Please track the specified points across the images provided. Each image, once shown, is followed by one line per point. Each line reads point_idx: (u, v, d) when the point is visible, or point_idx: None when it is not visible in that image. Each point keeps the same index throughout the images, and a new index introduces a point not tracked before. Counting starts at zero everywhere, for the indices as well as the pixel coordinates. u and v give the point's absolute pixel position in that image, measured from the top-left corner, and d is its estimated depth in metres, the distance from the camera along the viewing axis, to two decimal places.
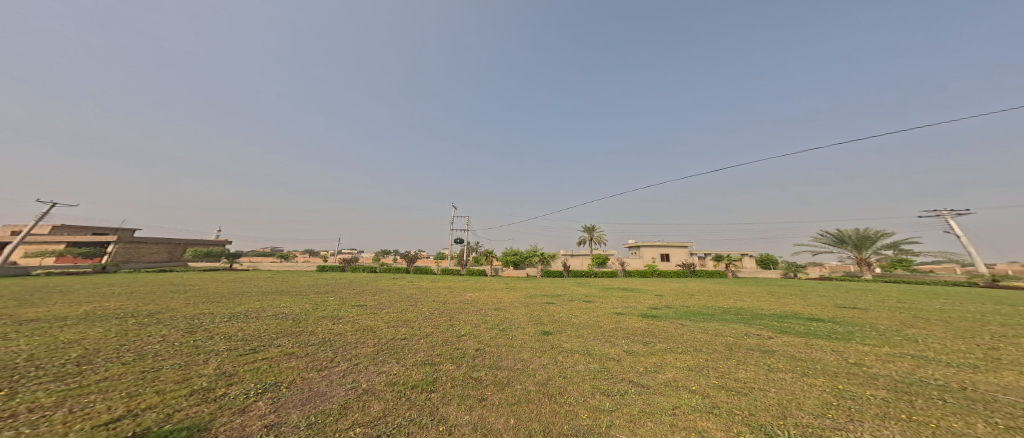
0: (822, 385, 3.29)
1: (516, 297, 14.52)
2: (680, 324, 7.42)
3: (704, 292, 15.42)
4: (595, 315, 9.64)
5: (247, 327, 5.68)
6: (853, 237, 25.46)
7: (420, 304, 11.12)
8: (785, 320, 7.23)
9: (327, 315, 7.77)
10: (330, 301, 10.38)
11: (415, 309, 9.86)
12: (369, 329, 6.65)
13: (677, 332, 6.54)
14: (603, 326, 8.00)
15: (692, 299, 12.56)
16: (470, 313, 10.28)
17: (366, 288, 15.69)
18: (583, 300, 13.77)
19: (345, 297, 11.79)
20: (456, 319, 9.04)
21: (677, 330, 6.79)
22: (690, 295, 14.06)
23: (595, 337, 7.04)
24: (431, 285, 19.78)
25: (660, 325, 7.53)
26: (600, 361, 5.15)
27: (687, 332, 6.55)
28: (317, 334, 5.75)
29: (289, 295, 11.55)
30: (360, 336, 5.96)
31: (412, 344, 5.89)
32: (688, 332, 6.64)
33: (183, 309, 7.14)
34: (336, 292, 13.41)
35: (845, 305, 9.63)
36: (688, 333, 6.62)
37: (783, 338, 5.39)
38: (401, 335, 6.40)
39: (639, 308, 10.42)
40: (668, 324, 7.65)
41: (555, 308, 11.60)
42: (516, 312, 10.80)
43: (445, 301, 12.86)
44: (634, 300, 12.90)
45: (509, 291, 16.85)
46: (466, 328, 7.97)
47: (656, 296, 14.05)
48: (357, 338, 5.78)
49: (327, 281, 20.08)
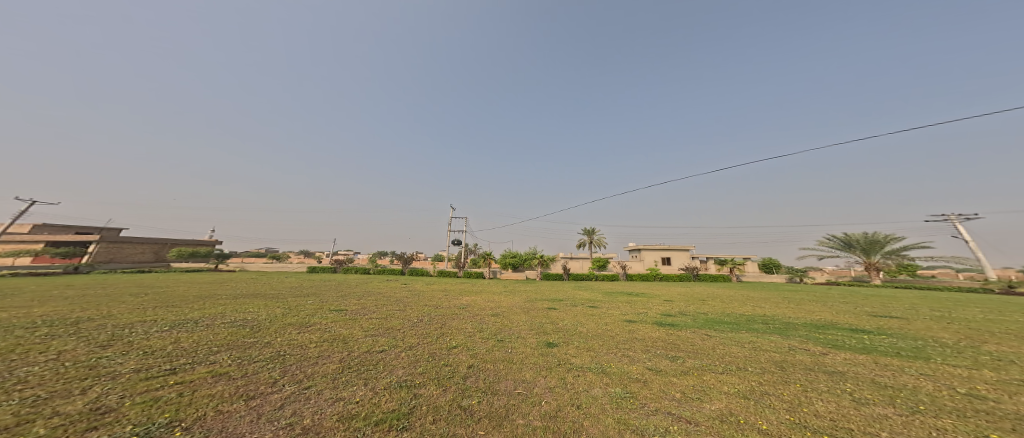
0: (957, 431, 2.30)
1: (515, 301, 13.47)
2: (706, 334, 6.43)
3: (716, 297, 14.43)
4: (604, 323, 8.62)
5: (186, 337, 4.59)
6: (862, 241, 24.57)
7: (410, 309, 10.09)
8: (827, 331, 6.26)
9: (297, 322, 6.71)
10: (308, 305, 9.31)
11: (402, 315, 8.81)
12: (342, 339, 5.61)
13: (706, 345, 5.57)
14: (615, 336, 7.01)
15: (706, 305, 11.59)
16: (465, 319, 9.25)
17: (353, 291, 14.57)
18: (588, 305, 12.80)
19: (327, 300, 10.70)
20: (447, 327, 8.00)
21: (704, 342, 5.82)
22: (703, 301, 13.06)
23: (608, 350, 6.02)
24: (425, 288, 18.69)
25: (682, 335, 6.54)
26: (621, 384, 4.14)
27: (718, 344, 5.57)
28: (274, 346, 4.69)
29: (265, 298, 10.44)
30: (327, 348, 4.91)
31: (391, 358, 4.85)
32: (718, 343, 5.68)
33: (123, 316, 6.04)
34: (320, 295, 12.30)
35: (879, 314, 8.67)
36: (719, 346, 5.63)
37: (842, 356, 4.41)
38: (380, 347, 5.35)
39: (651, 315, 9.41)
40: (692, 333, 6.65)
41: (558, 315, 10.57)
42: (515, 319, 9.77)
43: (438, 305, 11.80)
44: (643, 306, 11.91)
45: (508, 295, 15.77)
46: (458, 338, 6.93)
47: (667, 301, 13.03)
48: (322, 350, 4.73)
49: (314, 282, 18.97)
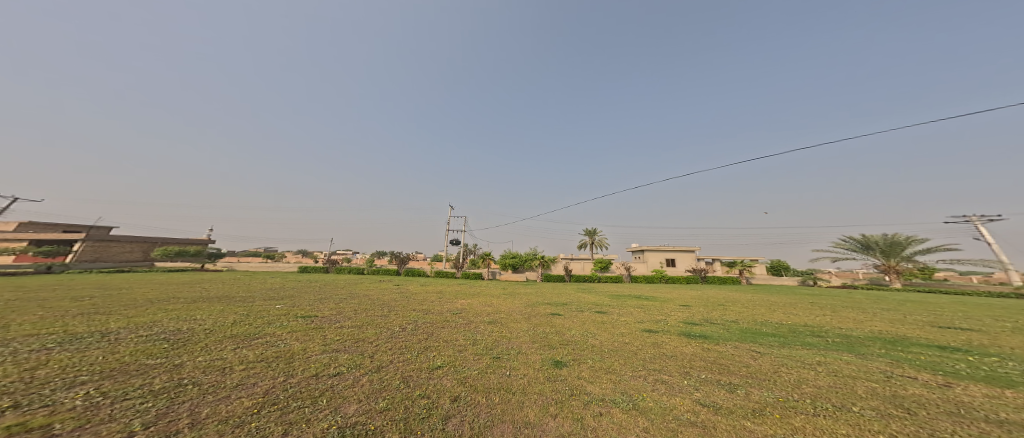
0: None
1: (515, 305, 12.16)
2: (754, 352, 5.13)
3: (735, 302, 13.14)
4: (619, 334, 7.34)
5: (52, 364, 3.27)
6: (881, 243, 23.33)
7: (395, 315, 8.80)
8: (909, 349, 4.97)
9: (245, 332, 5.40)
10: (274, 309, 8.03)
11: (382, 322, 7.54)
12: (289, 354, 4.34)
13: (764, 369, 4.26)
14: (637, 353, 5.71)
15: (730, 311, 10.29)
16: (456, 328, 7.96)
17: (337, 293, 13.27)
18: (595, 311, 11.52)
19: (301, 303, 9.42)
20: (433, 338, 6.71)
21: (757, 364, 4.53)
22: (723, 306, 11.78)
23: (633, 374, 4.71)
24: (418, 289, 17.37)
25: (723, 353, 5.24)
26: (667, 432, 2.86)
27: (779, 368, 4.28)
28: (182, 368, 3.41)
29: (230, 301, 9.17)
30: (259, 368, 3.63)
31: (345, 387, 3.56)
32: (777, 366, 4.38)
33: (14, 330, 4.74)
34: (297, 297, 11.02)
35: (943, 325, 7.38)
36: (781, 369, 4.32)
37: (981, 391, 3.10)
38: (337, 367, 4.09)
39: (673, 324, 8.11)
40: (734, 350, 5.35)
41: (565, 323, 9.24)
42: (515, 328, 8.48)
43: (428, 310, 10.50)
44: (659, 312, 10.62)
45: (507, 298, 14.44)
46: (444, 355, 5.64)
47: (685, 306, 11.69)
48: (251, 373, 3.48)
49: (298, 283, 17.63)
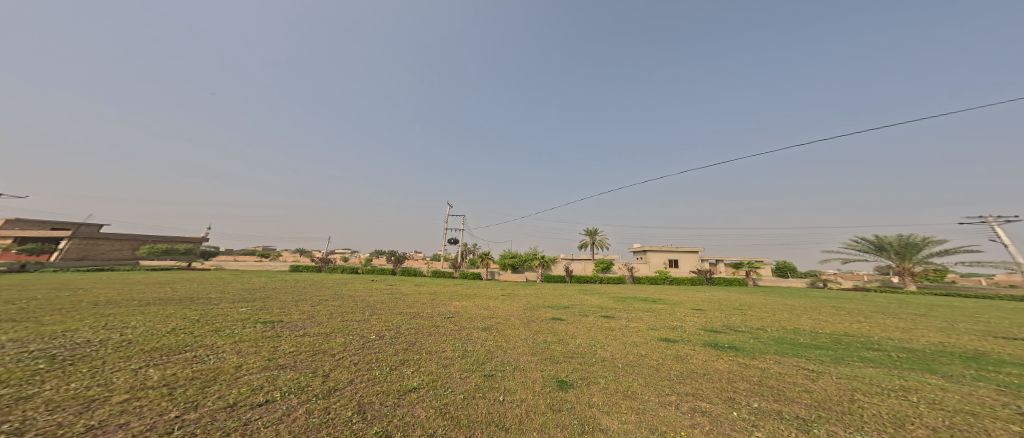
0: None
1: (513, 308, 11.13)
2: (808, 368, 4.10)
3: (752, 306, 12.11)
4: (632, 344, 6.35)
5: None
6: (896, 245, 22.29)
7: (377, 319, 7.81)
8: (1004, 371, 3.95)
9: (178, 342, 4.38)
10: (235, 312, 7.02)
11: (358, 329, 6.53)
12: (211, 373, 3.33)
13: (835, 395, 3.24)
14: (659, 369, 4.68)
15: (749, 316, 9.32)
16: (445, 336, 6.97)
17: (320, 294, 12.26)
18: (600, 315, 10.57)
19: (272, 306, 8.42)
20: (414, 349, 5.70)
21: (822, 384, 3.49)
22: (740, 310, 10.76)
23: (659, 400, 3.69)
24: (410, 290, 16.37)
25: (768, 369, 4.22)
26: None
27: (858, 392, 3.23)
28: (30, 395, 2.39)
29: (192, 303, 8.17)
30: (149, 396, 2.62)
31: (268, 425, 2.52)
32: (850, 388, 3.35)
33: None
34: (272, 298, 10.02)
35: (1005, 336, 6.39)
36: (855, 391, 3.30)
37: None
38: (268, 393, 3.07)
39: (692, 332, 7.09)
40: (779, 365, 4.32)
41: (568, 330, 8.20)
42: (512, 336, 7.48)
43: (417, 313, 9.48)
44: (671, 316, 9.63)
45: (504, 300, 13.39)
46: (423, 372, 4.62)
47: (698, 310, 10.66)
48: (131, 405, 2.46)
49: (284, 283, 16.65)
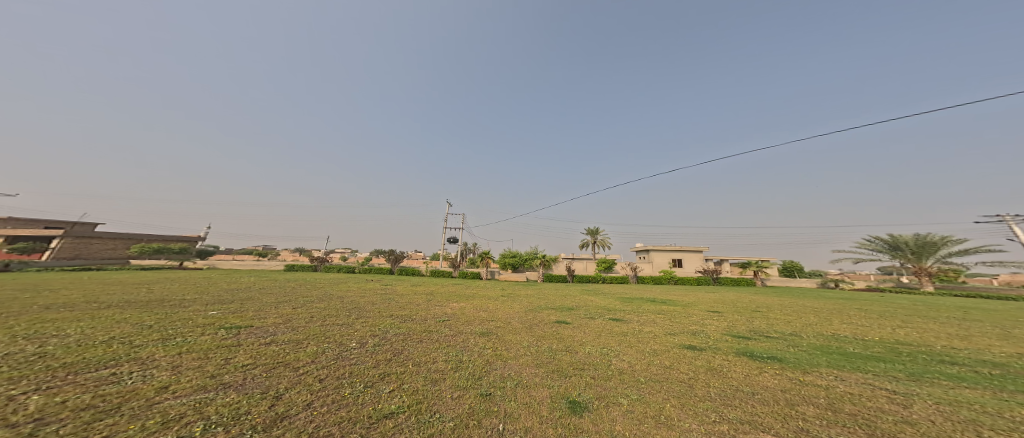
0: None
1: (514, 311, 10.32)
2: (884, 384, 3.30)
3: (770, 307, 11.28)
4: (651, 352, 5.53)
5: None
6: (912, 244, 21.47)
7: (363, 323, 7.01)
8: None
9: (103, 355, 3.58)
10: (202, 316, 6.22)
11: (336, 335, 5.75)
12: (117, 401, 2.53)
13: (942, 424, 2.42)
14: (693, 386, 3.87)
15: (773, 319, 8.51)
16: (437, 344, 6.16)
17: (308, 294, 11.48)
18: (608, 317, 9.76)
19: (248, 308, 7.62)
20: (400, 360, 4.90)
21: (918, 407, 2.70)
22: (760, 312, 9.91)
23: (701, 429, 2.86)
24: (405, 290, 15.58)
25: (832, 383, 3.42)
26: None
27: (977, 420, 2.44)
28: None
29: (159, 305, 7.38)
30: None
31: None
32: (961, 414, 2.55)
33: None
34: (252, 299, 9.23)
35: None
36: (969, 418, 2.47)
37: None
38: (185, 428, 2.28)
39: (717, 338, 6.28)
40: (844, 379, 3.52)
41: (575, 336, 7.39)
42: (513, 343, 6.68)
43: (409, 315, 8.69)
44: (687, 319, 8.82)
45: (504, 302, 12.57)
46: (406, 391, 3.82)
47: (715, 313, 9.82)
48: None
49: (274, 283, 15.88)
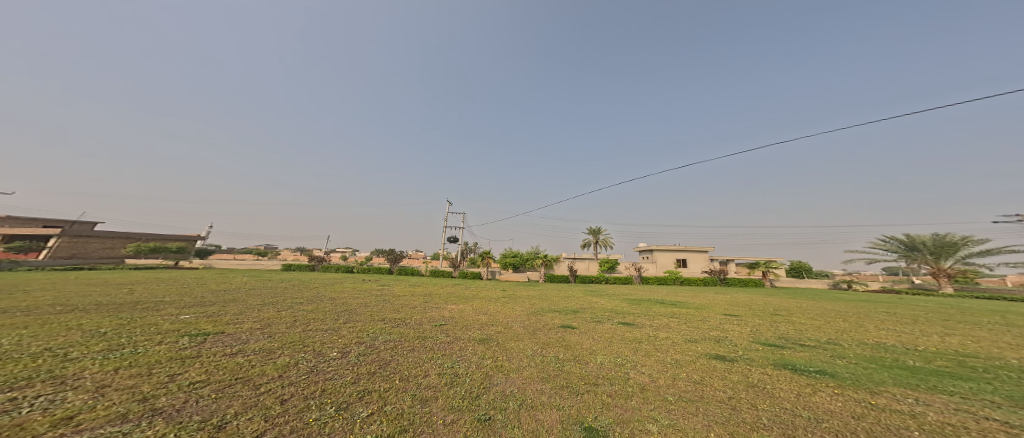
0: None
1: (516, 314, 9.65)
2: (990, 413, 2.63)
3: (790, 311, 10.58)
4: (674, 363, 4.86)
5: None
6: (930, 244, 20.70)
7: (351, 328, 6.37)
8: None
9: (18, 371, 2.91)
10: (169, 320, 5.57)
11: (316, 342, 5.08)
12: None
13: None
14: (738, 409, 3.21)
15: (798, 324, 7.84)
16: (432, 353, 5.52)
17: (299, 295, 10.85)
18: (617, 321, 9.10)
19: (226, 311, 6.96)
20: (387, 373, 4.25)
21: None
22: (782, 316, 9.20)
23: None
24: (403, 291, 14.95)
25: (918, 410, 2.76)
26: None
27: None
28: None
29: (129, 308, 6.75)
30: None
31: None
32: None
33: None
34: (236, 301, 8.60)
35: None
36: None
37: None
38: None
39: (745, 346, 5.61)
40: (933, 406, 2.84)
41: (584, 343, 6.72)
42: (515, 351, 6.02)
43: (403, 319, 8.03)
44: (703, 324, 8.15)
45: (506, 303, 11.92)
46: (388, 415, 3.15)
47: (733, 317, 9.13)
48: None
49: (265, 283, 15.23)
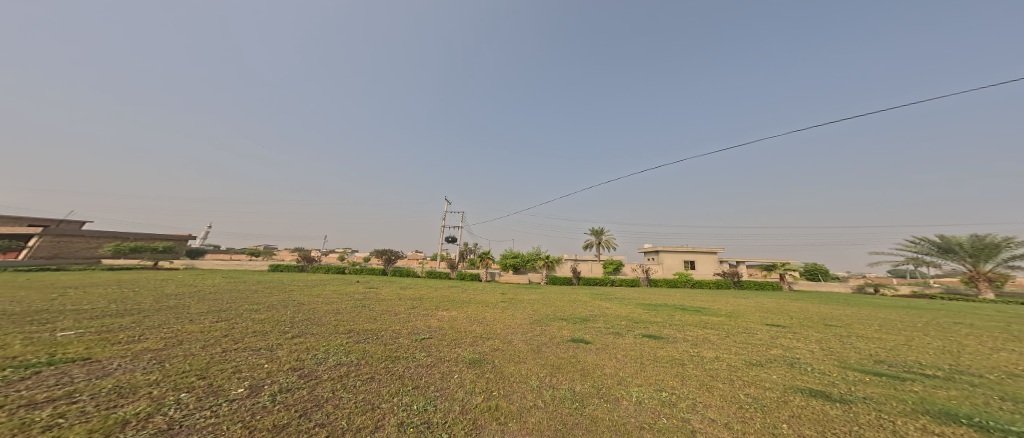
0: None
1: (516, 323, 8.03)
2: None
3: (842, 320, 8.90)
4: (754, 406, 3.21)
5: None
6: (968, 246, 19.13)
7: (294, 345, 4.75)
8: None
9: None
10: (28, 342, 3.95)
11: (223, 372, 3.42)
12: None
13: None
14: None
15: (871, 338, 6.22)
16: (395, 384, 3.91)
17: (262, 299, 9.26)
18: (639, 334, 7.47)
19: (137, 323, 5.31)
20: (306, 429, 2.62)
21: None
22: (841, 328, 7.55)
23: None
24: (390, 294, 13.33)
25: None
26: None
27: None
28: None
29: (11, 322, 5.15)
30: None
31: None
32: None
33: None
34: (173, 308, 7.00)
35: None
36: None
37: None
38: None
39: (840, 374, 3.97)
40: None
41: (607, 367, 5.08)
42: (513, 382, 4.38)
43: (375, 331, 6.43)
44: (750, 338, 6.53)
45: (505, 310, 10.28)
46: None
47: (781, 328, 7.49)
48: None
49: (236, 285, 13.62)
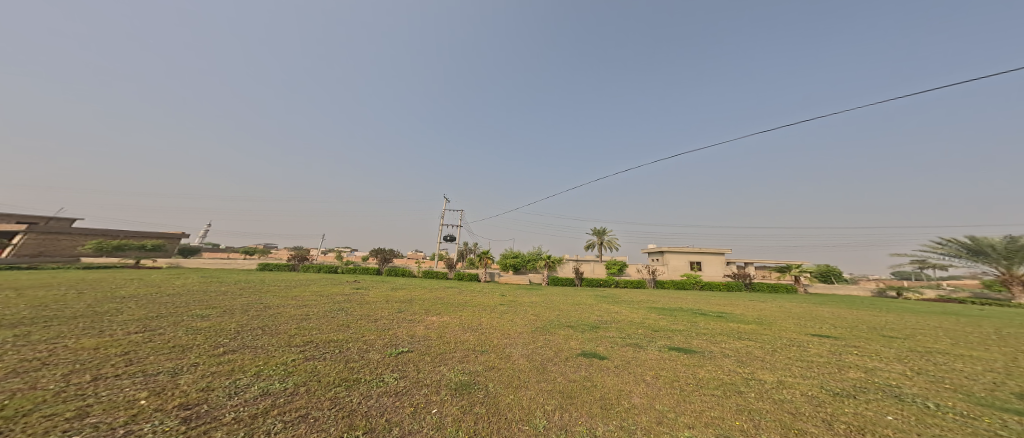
0: None
1: (517, 331, 6.77)
2: None
3: (898, 331, 7.61)
4: None
5: None
6: (1001, 248, 17.82)
7: (212, 366, 3.47)
8: None
9: None
10: None
11: (44, 422, 2.02)
12: None
13: None
14: None
15: (962, 356, 4.94)
16: (335, 428, 2.63)
17: (223, 302, 8.04)
18: (663, 346, 6.22)
19: (18, 335, 4.02)
20: None
21: None
22: (907, 341, 6.26)
23: None
24: (377, 296, 12.14)
25: None
26: None
27: None
28: None
29: None
30: None
31: None
32: None
33: None
34: (98, 314, 5.72)
35: None
36: None
37: None
38: None
39: (995, 418, 2.68)
40: None
41: (635, 396, 3.83)
42: (511, 422, 3.11)
43: (341, 343, 5.17)
44: (805, 354, 5.26)
45: (504, 315, 8.98)
46: None
47: (835, 340, 6.20)
48: None
49: (210, 285, 12.39)
